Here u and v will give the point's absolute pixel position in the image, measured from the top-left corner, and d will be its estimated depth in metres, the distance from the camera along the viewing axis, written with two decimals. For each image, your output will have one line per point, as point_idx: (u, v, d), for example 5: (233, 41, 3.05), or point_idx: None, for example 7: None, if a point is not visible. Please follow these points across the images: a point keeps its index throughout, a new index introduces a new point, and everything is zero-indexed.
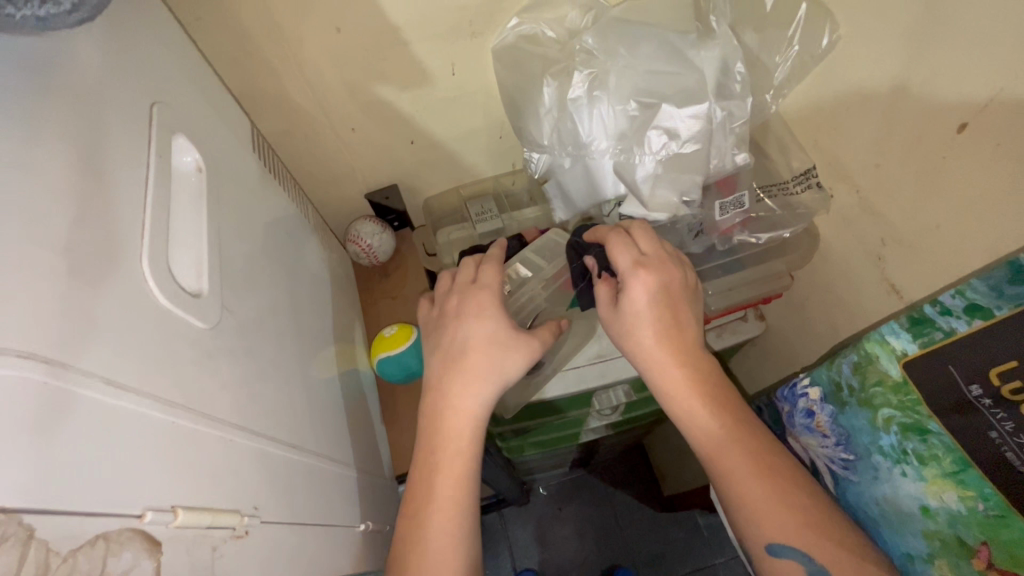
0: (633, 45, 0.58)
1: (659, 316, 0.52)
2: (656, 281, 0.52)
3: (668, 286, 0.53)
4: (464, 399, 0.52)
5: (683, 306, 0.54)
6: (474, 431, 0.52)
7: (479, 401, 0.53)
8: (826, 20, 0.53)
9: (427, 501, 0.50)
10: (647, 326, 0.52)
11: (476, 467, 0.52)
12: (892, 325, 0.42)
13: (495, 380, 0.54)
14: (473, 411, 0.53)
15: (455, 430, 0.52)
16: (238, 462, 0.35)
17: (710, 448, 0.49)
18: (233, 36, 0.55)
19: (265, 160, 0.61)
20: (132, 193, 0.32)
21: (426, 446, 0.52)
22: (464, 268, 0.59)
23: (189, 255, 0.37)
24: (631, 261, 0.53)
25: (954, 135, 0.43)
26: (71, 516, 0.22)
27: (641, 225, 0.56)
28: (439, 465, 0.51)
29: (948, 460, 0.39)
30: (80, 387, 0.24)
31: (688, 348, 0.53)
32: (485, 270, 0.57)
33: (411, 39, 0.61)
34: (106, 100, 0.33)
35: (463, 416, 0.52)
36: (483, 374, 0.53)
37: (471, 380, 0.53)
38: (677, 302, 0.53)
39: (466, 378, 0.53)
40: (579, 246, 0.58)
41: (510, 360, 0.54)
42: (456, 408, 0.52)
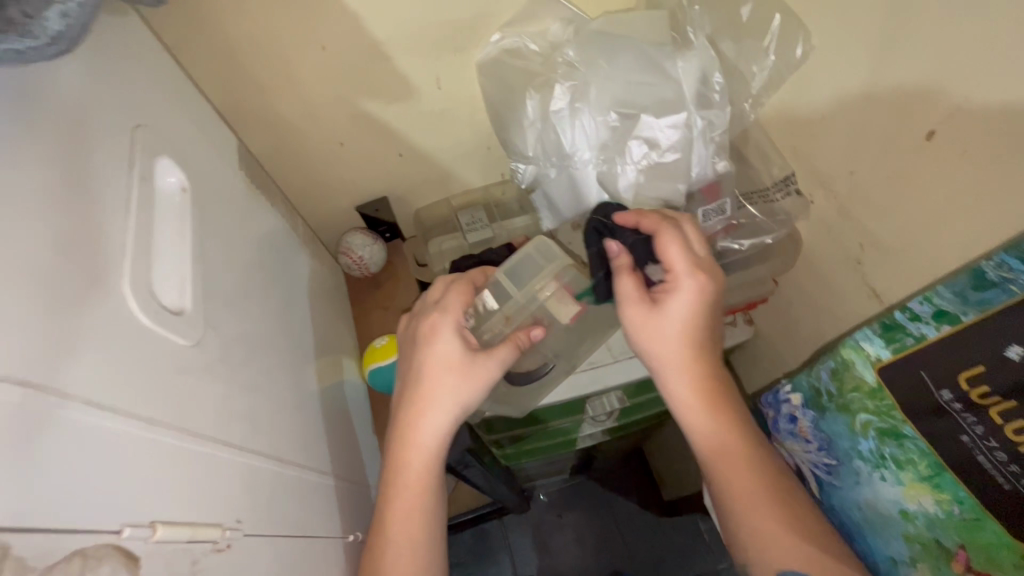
0: (612, 57, 0.60)
1: (693, 318, 0.51)
2: (705, 288, 0.51)
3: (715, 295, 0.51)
4: (427, 429, 0.52)
5: (718, 313, 0.53)
6: (429, 460, 0.53)
7: (440, 430, 0.53)
8: (799, 31, 0.54)
9: (384, 532, 0.52)
10: (679, 327, 0.51)
11: (434, 494, 0.53)
12: (865, 331, 0.42)
13: (454, 410, 0.53)
14: (434, 439, 0.53)
15: (411, 458, 0.53)
16: (221, 475, 0.35)
17: (706, 449, 0.50)
18: (220, 56, 0.57)
19: (253, 176, 0.62)
20: (113, 215, 0.33)
21: (391, 470, 0.53)
22: (433, 289, 0.58)
23: (172, 273, 0.38)
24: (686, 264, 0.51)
25: (921, 142, 0.44)
26: (49, 533, 0.23)
27: (694, 224, 0.54)
28: (399, 493, 0.52)
29: (923, 464, 0.39)
30: (56, 407, 0.25)
31: (705, 350, 0.52)
32: (449, 293, 0.56)
33: (396, 54, 0.62)
34: (89, 124, 0.34)
35: (420, 445, 0.53)
36: (436, 402, 0.52)
37: (432, 409, 0.52)
38: (712, 309, 0.52)
39: (427, 408, 0.52)
40: (606, 230, 0.56)
41: (475, 388, 0.53)
42: (418, 437, 0.53)
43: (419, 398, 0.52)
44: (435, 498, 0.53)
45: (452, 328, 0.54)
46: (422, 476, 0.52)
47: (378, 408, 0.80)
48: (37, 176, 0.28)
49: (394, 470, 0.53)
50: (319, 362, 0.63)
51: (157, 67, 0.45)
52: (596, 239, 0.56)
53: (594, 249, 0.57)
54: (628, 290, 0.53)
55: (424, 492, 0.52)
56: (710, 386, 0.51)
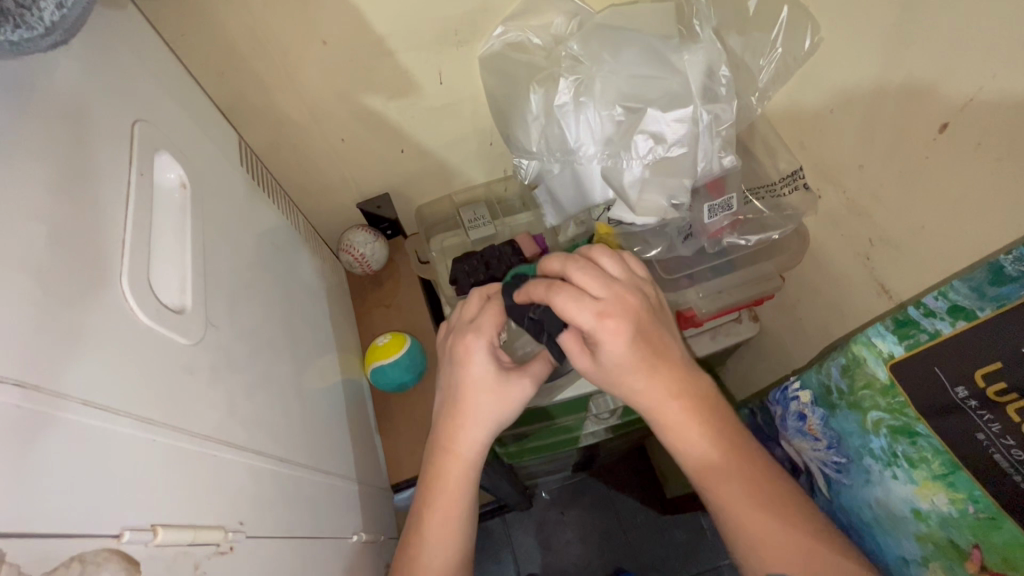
0: (617, 51, 0.59)
1: (631, 353, 0.47)
2: (621, 322, 0.47)
3: (632, 322, 0.47)
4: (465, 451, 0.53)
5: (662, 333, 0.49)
6: (467, 480, 0.54)
7: (476, 451, 0.54)
8: (808, 22, 0.54)
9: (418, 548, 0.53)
10: (626, 361, 0.48)
11: (468, 511, 0.55)
12: (877, 327, 0.41)
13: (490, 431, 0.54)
14: (471, 461, 0.54)
15: (451, 477, 0.53)
16: (223, 477, 0.35)
17: (710, 470, 0.48)
18: (220, 50, 0.56)
19: (253, 172, 0.62)
20: (111, 211, 0.32)
21: (427, 492, 0.54)
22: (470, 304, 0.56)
23: (173, 271, 0.37)
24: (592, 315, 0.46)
25: (935, 135, 0.43)
26: (46, 538, 0.22)
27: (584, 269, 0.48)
28: (433, 512, 0.53)
29: (937, 463, 0.39)
30: (52, 408, 0.24)
31: (674, 367, 0.49)
32: (485, 311, 0.54)
33: (397, 49, 0.61)
34: (85, 118, 0.33)
35: (460, 464, 0.53)
36: (480, 423, 0.53)
37: (469, 433, 0.53)
38: (648, 331, 0.48)
39: (466, 434, 0.53)
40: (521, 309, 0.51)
41: (517, 409, 0.54)
42: (454, 457, 0.53)
43: (460, 417, 0.53)
44: (467, 516, 0.54)
45: (485, 349, 0.53)
46: (456, 496, 0.54)
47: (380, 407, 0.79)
48: (32, 171, 0.28)
49: (429, 491, 0.54)
50: (321, 360, 0.62)
51: (155, 62, 0.44)
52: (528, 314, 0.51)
53: (531, 318, 0.51)
54: (572, 346, 0.50)
55: (456, 513, 0.54)
56: (693, 400, 0.49)
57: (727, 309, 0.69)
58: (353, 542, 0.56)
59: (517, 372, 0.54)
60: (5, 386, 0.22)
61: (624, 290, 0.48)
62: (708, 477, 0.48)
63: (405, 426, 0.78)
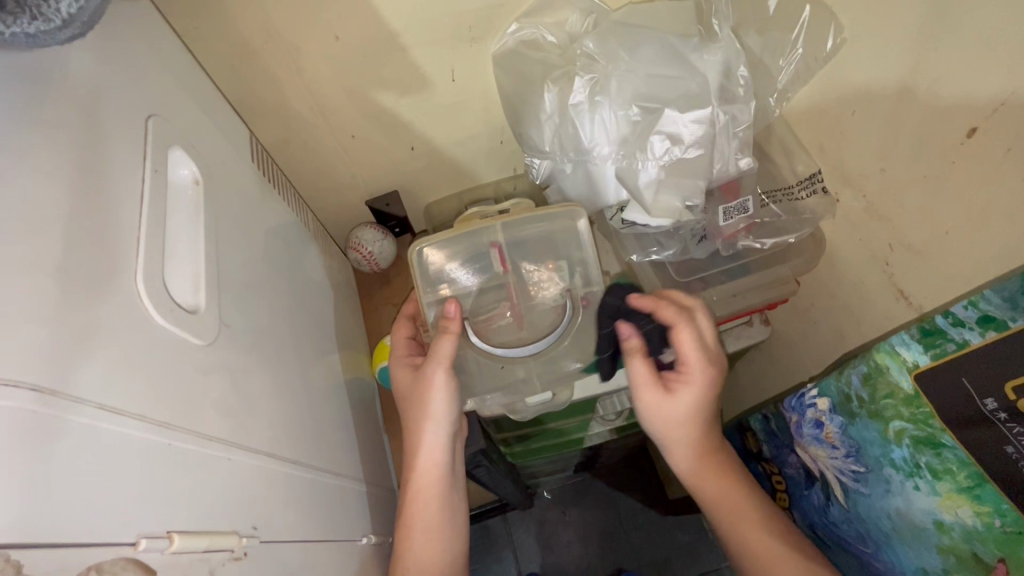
0: (635, 50, 0.58)
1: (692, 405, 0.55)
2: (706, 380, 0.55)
3: (716, 383, 0.55)
4: (424, 453, 0.56)
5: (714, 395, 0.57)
6: (436, 464, 0.57)
7: (437, 451, 0.56)
8: (830, 23, 0.53)
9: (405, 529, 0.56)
10: (684, 415, 0.55)
11: (445, 491, 0.58)
12: (902, 335, 0.41)
13: (440, 428, 0.56)
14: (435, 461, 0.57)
15: (422, 465, 0.57)
16: (237, 482, 0.34)
17: (719, 504, 0.57)
18: (231, 45, 0.55)
19: (264, 168, 0.61)
20: (127, 209, 0.31)
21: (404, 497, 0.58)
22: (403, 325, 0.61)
23: (186, 270, 0.36)
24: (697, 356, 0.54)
25: (963, 141, 0.43)
26: (63, 548, 0.21)
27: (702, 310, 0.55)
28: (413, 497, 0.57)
29: (962, 475, 0.38)
30: (68, 413, 0.23)
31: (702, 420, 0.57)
32: (399, 329, 0.61)
33: (410, 45, 0.60)
34: (98, 113, 0.32)
35: (427, 452, 0.56)
36: (423, 418, 0.55)
37: (428, 432, 0.55)
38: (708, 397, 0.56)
39: (422, 433, 0.55)
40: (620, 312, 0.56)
41: (447, 402, 0.54)
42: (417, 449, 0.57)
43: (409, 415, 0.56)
44: (444, 497, 0.58)
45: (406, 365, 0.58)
46: (428, 496, 0.57)
47: (387, 406, 0.79)
48: (47, 169, 0.27)
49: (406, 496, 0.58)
50: (329, 359, 0.62)
51: (168, 56, 0.43)
52: (609, 321, 0.56)
53: (606, 329, 0.56)
54: (641, 373, 0.55)
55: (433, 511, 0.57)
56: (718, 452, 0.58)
57: (739, 313, 0.68)
58: (363, 543, 0.56)
59: (427, 365, 0.53)
60: (20, 391, 0.21)
61: (689, 318, 0.54)
62: (727, 511, 0.57)
63: None
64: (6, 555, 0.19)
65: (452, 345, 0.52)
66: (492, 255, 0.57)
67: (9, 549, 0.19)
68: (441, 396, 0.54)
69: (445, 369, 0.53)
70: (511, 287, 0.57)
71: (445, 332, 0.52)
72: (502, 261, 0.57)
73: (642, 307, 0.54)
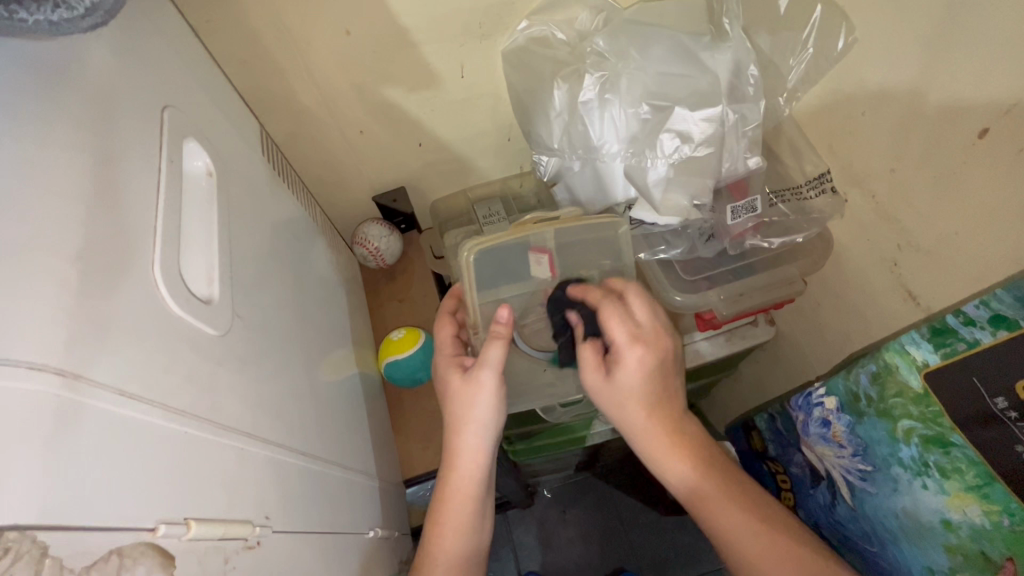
0: (644, 48, 0.58)
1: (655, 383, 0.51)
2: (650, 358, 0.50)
3: (658, 364, 0.51)
4: (464, 456, 0.55)
5: (672, 377, 0.52)
6: (477, 467, 0.56)
7: (478, 458, 0.55)
8: (841, 23, 0.53)
9: (437, 529, 0.56)
10: (634, 396, 0.51)
11: (482, 496, 0.57)
12: (912, 334, 0.41)
13: (484, 431, 0.55)
14: (474, 465, 0.55)
15: (461, 467, 0.55)
16: (250, 473, 0.34)
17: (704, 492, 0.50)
18: (243, 39, 0.55)
19: (274, 162, 0.61)
20: (144, 198, 0.31)
21: (436, 498, 0.57)
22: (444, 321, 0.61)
23: (200, 261, 0.36)
24: (627, 335, 0.50)
25: (973, 141, 0.43)
26: (85, 531, 0.22)
27: (636, 294, 0.53)
28: (447, 498, 0.56)
29: (971, 474, 0.38)
30: (90, 398, 0.23)
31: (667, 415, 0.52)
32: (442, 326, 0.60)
33: (421, 41, 0.61)
34: (116, 103, 0.32)
35: (468, 455, 0.55)
36: (471, 420, 0.54)
37: (475, 435, 0.55)
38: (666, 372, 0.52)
39: (468, 435, 0.54)
40: (561, 301, 0.56)
41: (493, 405, 0.54)
42: (459, 451, 0.55)
43: (456, 416, 0.55)
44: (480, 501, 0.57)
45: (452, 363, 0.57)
46: (461, 501, 0.56)
47: (393, 403, 0.79)
48: (65, 157, 0.27)
49: (437, 496, 0.57)
50: (337, 353, 0.62)
51: (182, 48, 0.44)
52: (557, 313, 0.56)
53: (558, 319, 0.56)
54: (587, 356, 0.53)
55: (465, 516, 0.56)
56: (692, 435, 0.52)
57: (746, 312, 0.67)
58: (370, 536, 0.56)
59: (477, 367, 0.53)
60: (45, 374, 0.22)
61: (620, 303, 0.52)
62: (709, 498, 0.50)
63: (418, 421, 0.78)
64: (31, 536, 0.19)
65: (500, 350, 0.52)
66: (542, 261, 0.57)
67: (36, 530, 0.20)
68: (487, 398, 0.54)
69: (495, 374, 0.53)
70: (550, 291, 0.60)
71: (497, 335, 0.51)
72: (551, 266, 0.58)
73: (574, 295, 0.55)
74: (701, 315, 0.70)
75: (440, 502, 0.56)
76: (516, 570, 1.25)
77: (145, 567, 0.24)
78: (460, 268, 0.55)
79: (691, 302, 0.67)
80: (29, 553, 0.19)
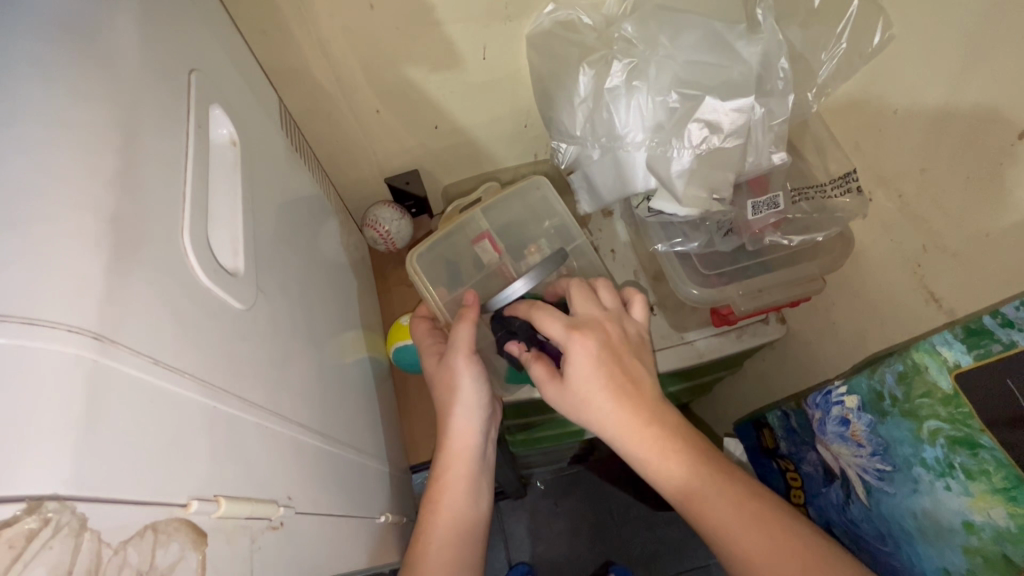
0: (675, 35, 0.57)
1: (607, 374, 0.50)
2: (596, 343, 0.51)
3: (606, 346, 0.52)
4: (456, 433, 0.59)
5: (631, 357, 0.52)
6: (471, 447, 0.59)
7: (469, 436, 0.59)
8: (877, 20, 0.51)
9: (433, 512, 0.57)
10: (592, 370, 0.50)
11: (475, 478, 0.59)
12: (945, 334, 0.41)
13: (472, 414, 0.58)
14: (464, 449, 0.59)
15: (456, 447, 0.58)
16: (274, 451, 0.33)
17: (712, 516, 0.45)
18: (262, 8, 0.53)
19: (291, 137, 0.60)
20: (174, 164, 0.30)
21: (433, 479, 0.59)
22: (419, 321, 0.67)
23: (227, 233, 0.35)
24: (564, 327, 0.52)
25: (1012, 143, 0.42)
26: (121, 504, 0.21)
27: (576, 284, 0.56)
28: (443, 479, 0.58)
29: (999, 476, 0.38)
30: (127, 366, 0.22)
31: (640, 402, 0.50)
32: (416, 322, 0.66)
33: (446, 20, 0.58)
34: (146, 63, 0.30)
35: (462, 435, 0.59)
36: (462, 402, 0.58)
37: (461, 416, 0.58)
38: (622, 355, 0.52)
39: (458, 415, 0.58)
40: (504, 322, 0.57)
41: (477, 386, 0.58)
42: (453, 432, 0.59)
43: (450, 396, 0.58)
44: (474, 483, 0.59)
45: (433, 351, 0.63)
46: (454, 487, 0.58)
47: (399, 388, 0.78)
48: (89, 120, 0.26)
49: (432, 490, 0.58)
50: (349, 335, 0.61)
51: (206, 11, 0.42)
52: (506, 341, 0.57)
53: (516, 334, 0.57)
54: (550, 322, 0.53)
55: (460, 496, 0.58)
56: (661, 420, 0.49)
57: (762, 309, 0.67)
58: (381, 521, 0.55)
59: (450, 353, 0.57)
60: (83, 337, 0.21)
61: (623, 314, 0.55)
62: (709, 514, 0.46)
63: (424, 407, 0.77)
64: (71, 507, 0.19)
65: (468, 330, 0.57)
66: (486, 246, 0.69)
67: (76, 501, 0.19)
68: (469, 381, 0.57)
69: (466, 356, 0.57)
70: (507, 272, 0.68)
71: (464, 316, 0.57)
72: (495, 247, 0.69)
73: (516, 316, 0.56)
74: (717, 309, 0.71)
75: (435, 490, 0.58)
76: (506, 561, 1.25)
77: (178, 543, 0.24)
78: (410, 274, 0.67)
79: (707, 297, 0.67)
80: (69, 525, 0.19)
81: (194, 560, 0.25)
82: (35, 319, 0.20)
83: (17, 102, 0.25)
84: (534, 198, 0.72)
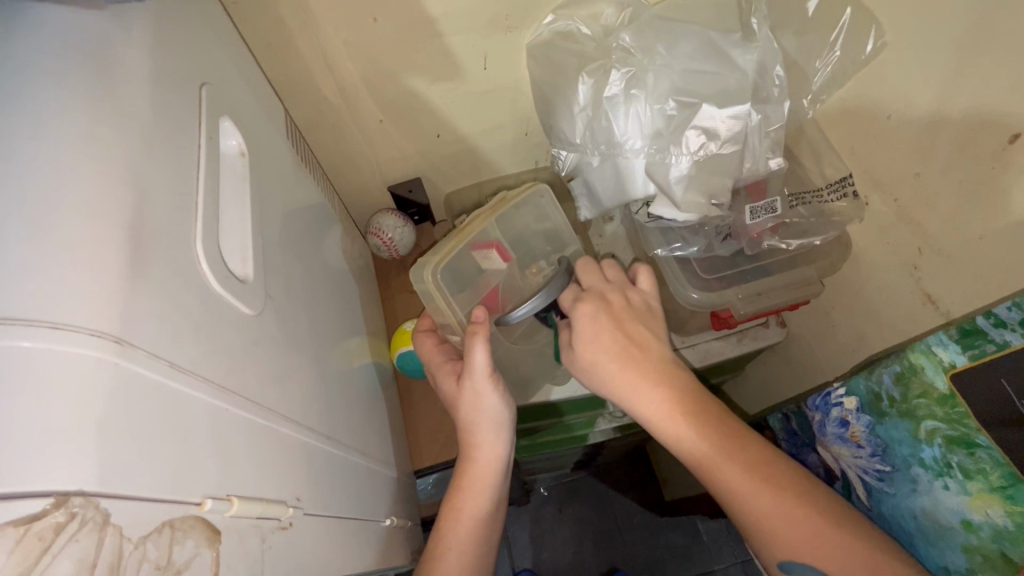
0: (672, 44, 0.58)
1: (616, 340, 0.54)
2: (596, 310, 0.55)
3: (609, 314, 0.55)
4: (481, 448, 0.59)
5: (633, 323, 0.55)
6: (496, 459, 0.59)
7: (496, 448, 0.59)
8: (870, 28, 0.53)
9: (453, 520, 0.58)
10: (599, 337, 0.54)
11: (497, 487, 0.60)
12: (940, 336, 0.42)
13: (497, 428, 0.59)
14: (491, 460, 0.59)
15: (482, 459, 0.59)
16: (284, 454, 0.34)
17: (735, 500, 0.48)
18: (268, 22, 0.55)
19: (296, 147, 0.61)
20: (185, 174, 0.31)
21: (454, 487, 0.59)
22: (426, 338, 0.67)
23: (237, 242, 0.37)
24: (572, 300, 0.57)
25: (1003, 147, 0.43)
26: (142, 500, 0.22)
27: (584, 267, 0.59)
28: (468, 487, 0.59)
29: (996, 475, 0.39)
30: (146, 369, 0.23)
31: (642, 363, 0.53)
32: (421, 339, 0.66)
33: (448, 31, 0.59)
34: (158, 78, 0.32)
35: (487, 448, 0.59)
36: (486, 417, 0.58)
37: (483, 431, 0.58)
38: (625, 321, 0.55)
39: (482, 429, 0.58)
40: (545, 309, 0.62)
41: (499, 401, 0.57)
42: (477, 444, 0.59)
43: (473, 411, 0.58)
44: (497, 493, 0.60)
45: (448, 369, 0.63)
46: (478, 494, 0.59)
47: (403, 393, 0.79)
48: (100, 133, 0.27)
49: (453, 494, 0.59)
50: (353, 340, 0.62)
51: (216, 27, 0.43)
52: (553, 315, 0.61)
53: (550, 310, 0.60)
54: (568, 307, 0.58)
55: (482, 505, 0.58)
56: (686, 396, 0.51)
57: (764, 312, 0.67)
58: (385, 525, 0.56)
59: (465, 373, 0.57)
60: (103, 340, 0.22)
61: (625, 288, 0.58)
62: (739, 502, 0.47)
63: (428, 413, 0.77)
64: (96, 503, 0.20)
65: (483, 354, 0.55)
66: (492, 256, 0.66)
67: (99, 497, 0.20)
68: (493, 399, 0.57)
69: (486, 375, 0.56)
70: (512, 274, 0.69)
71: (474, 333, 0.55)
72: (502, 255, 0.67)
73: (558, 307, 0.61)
74: (717, 313, 0.71)
75: (455, 497, 0.59)
76: (510, 568, 1.25)
77: (194, 540, 0.25)
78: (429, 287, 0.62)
79: (707, 301, 0.67)
80: (93, 519, 0.20)
81: (208, 556, 0.25)
82: (62, 325, 0.21)
83: (40, 116, 0.26)
84: (531, 196, 0.70)
